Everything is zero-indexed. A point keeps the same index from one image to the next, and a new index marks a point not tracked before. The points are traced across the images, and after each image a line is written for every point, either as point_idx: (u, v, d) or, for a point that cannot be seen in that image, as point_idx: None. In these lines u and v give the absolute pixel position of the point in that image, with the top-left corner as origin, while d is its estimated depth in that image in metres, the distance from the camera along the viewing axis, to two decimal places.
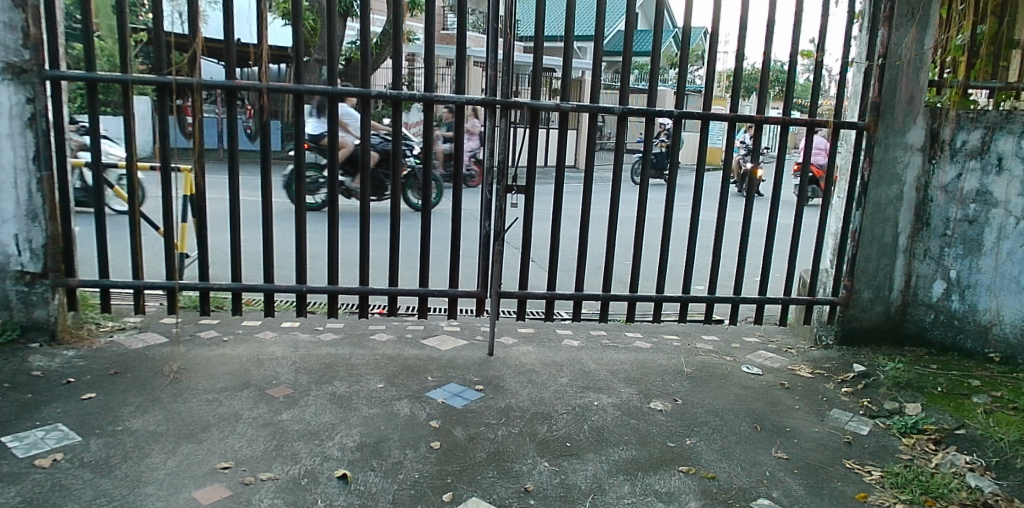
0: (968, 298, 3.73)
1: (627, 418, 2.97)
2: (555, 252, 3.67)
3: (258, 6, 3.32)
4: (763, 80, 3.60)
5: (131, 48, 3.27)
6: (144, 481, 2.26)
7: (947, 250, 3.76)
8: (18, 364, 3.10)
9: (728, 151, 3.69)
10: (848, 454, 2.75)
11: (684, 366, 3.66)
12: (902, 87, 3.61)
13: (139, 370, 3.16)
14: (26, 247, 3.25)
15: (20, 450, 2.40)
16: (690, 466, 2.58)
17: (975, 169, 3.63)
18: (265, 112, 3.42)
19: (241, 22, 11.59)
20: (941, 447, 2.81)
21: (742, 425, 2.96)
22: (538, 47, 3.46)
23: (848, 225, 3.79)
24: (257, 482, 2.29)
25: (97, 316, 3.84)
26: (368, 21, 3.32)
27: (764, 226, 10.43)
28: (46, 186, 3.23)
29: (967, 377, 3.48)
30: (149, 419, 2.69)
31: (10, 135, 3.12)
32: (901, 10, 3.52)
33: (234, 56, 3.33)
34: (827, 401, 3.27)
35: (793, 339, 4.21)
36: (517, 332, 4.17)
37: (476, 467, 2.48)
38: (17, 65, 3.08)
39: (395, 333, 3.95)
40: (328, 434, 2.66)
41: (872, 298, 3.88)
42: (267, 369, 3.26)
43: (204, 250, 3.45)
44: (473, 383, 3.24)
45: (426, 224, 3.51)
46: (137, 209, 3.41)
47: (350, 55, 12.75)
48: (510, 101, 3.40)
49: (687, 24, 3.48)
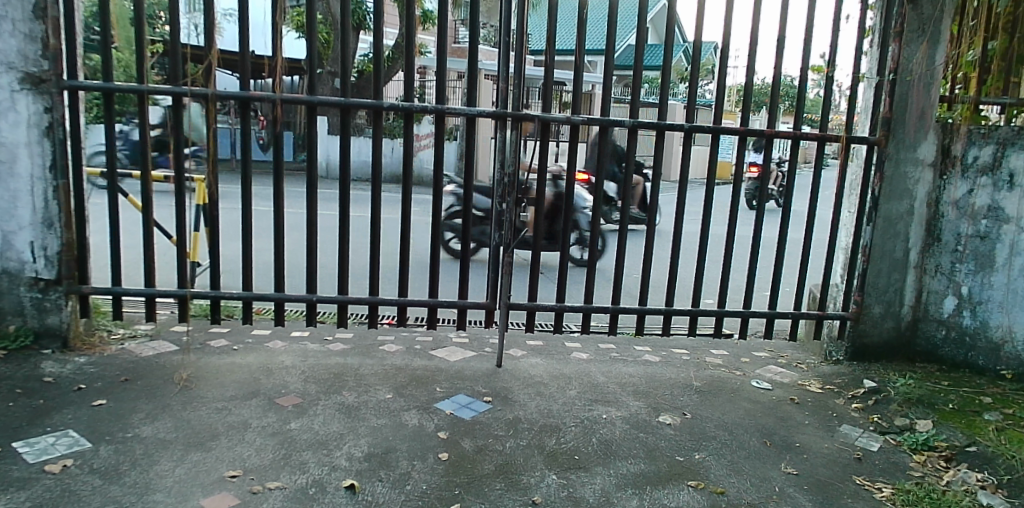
0: (980, 315, 3.68)
1: (636, 431, 2.95)
2: (565, 264, 3.62)
3: (273, 18, 3.36)
4: (774, 94, 3.58)
5: (148, 57, 3.31)
6: (152, 488, 2.27)
7: (958, 266, 3.73)
8: (30, 371, 3.12)
9: (740, 166, 3.67)
10: (858, 470, 2.73)
11: (694, 380, 3.65)
12: (914, 103, 3.61)
13: (150, 378, 3.18)
14: (41, 254, 3.29)
15: (31, 455, 2.42)
16: (699, 481, 2.56)
17: (986, 185, 3.59)
18: (278, 123, 3.43)
19: (256, 34, 11.82)
20: (953, 465, 2.79)
21: (753, 440, 2.94)
22: (550, 60, 3.45)
23: (859, 240, 3.78)
24: (265, 491, 2.30)
25: (109, 324, 3.86)
26: (381, 34, 3.34)
27: (774, 242, 10.39)
28: (62, 194, 3.26)
29: (979, 395, 3.45)
30: (159, 426, 2.70)
31: (28, 144, 3.18)
32: (911, 25, 3.53)
33: (249, 67, 3.36)
34: (837, 417, 3.25)
35: (804, 355, 4.19)
36: (527, 344, 4.16)
37: (482, 479, 2.47)
38: (36, 75, 3.12)
39: (404, 344, 3.95)
40: (336, 444, 2.66)
41: (883, 313, 3.87)
42: (276, 378, 3.27)
43: (217, 258, 3.46)
44: (482, 395, 3.24)
45: (434, 237, 3.52)
46: (150, 217, 3.41)
47: (363, 66, 13.04)
48: (521, 113, 3.43)
49: (698, 40, 3.50)
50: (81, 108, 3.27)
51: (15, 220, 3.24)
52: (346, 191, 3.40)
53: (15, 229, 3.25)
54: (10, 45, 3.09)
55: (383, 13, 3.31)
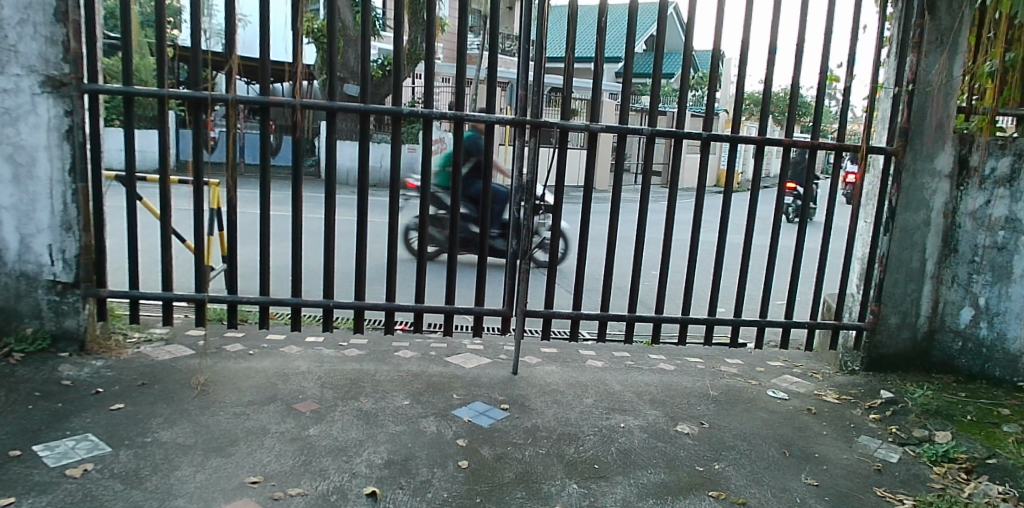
0: (997, 326, 3.67)
1: (654, 441, 2.94)
2: (581, 271, 3.60)
3: (294, 25, 3.37)
4: (793, 103, 3.56)
5: (168, 63, 3.31)
6: (173, 493, 2.26)
7: (974, 277, 3.71)
8: (48, 373, 3.12)
9: (758, 174, 3.60)
10: (879, 482, 2.71)
11: (710, 389, 3.63)
12: (932, 113, 3.61)
13: (167, 382, 3.17)
14: (59, 257, 3.29)
15: (51, 459, 2.41)
16: (721, 492, 2.55)
17: (1004, 196, 3.59)
18: (298, 129, 3.42)
19: (273, 39, 11.91)
20: (974, 477, 2.77)
21: (772, 450, 2.93)
22: (568, 68, 3.44)
23: (875, 250, 3.77)
24: (287, 498, 2.29)
25: (125, 328, 3.87)
26: (399, 38, 3.32)
27: (791, 251, 10.31)
28: (81, 197, 3.27)
29: (997, 406, 3.43)
30: (178, 431, 2.69)
31: (47, 147, 3.19)
32: (930, 36, 3.54)
33: (269, 74, 3.36)
34: (855, 428, 3.23)
35: (818, 365, 4.19)
36: (541, 351, 4.15)
37: (504, 487, 2.46)
38: (57, 78, 3.14)
39: (418, 350, 3.94)
40: (355, 451, 2.65)
41: (899, 324, 3.86)
42: (293, 383, 3.26)
43: (234, 263, 3.44)
44: (499, 402, 3.23)
45: (452, 243, 3.50)
46: (169, 221, 3.40)
47: (376, 72, 13.11)
48: (540, 121, 3.44)
49: (717, 47, 3.50)
50: (100, 112, 3.28)
51: (33, 222, 3.24)
52: (363, 197, 3.39)
53: (33, 231, 3.25)
54: (31, 48, 3.09)
55: (401, 19, 3.30)
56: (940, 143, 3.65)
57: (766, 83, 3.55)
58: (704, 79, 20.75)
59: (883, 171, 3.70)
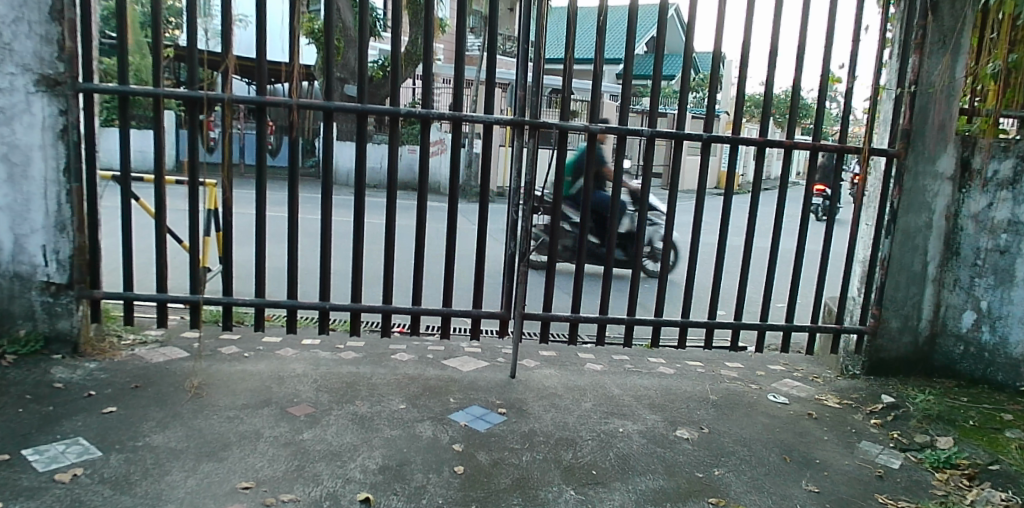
0: (999, 330, 3.63)
1: (653, 446, 2.91)
2: (579, 273, 3.56)
3: (291, 25, 3.33)
4: (795, 104, 3.53)
5: (164, 62, 3.27)
6: (163, 499, 2.22)
7: (977, 281, 3.67)
8: (40, 376, 3.09)
9: (759, 176, 3.56)
10: (881, 489, 2.67)
11: (709, 393, 3.60)
12: (934, 115, 3.57)
13: (161, 385, 3.14)
14: (53, 258, 3.25)
15: (40, 464, 2.38)
16: (720, 498, 2.52)
17: (1007, 199, 3.55)
18: (295, 129, 3.38)
19: (273, 39, 11.87)
20: (976, 484, 2.73)
21: (772, 456, 2.90)
22: (568, 68, 3.40)
23: (877, 253, 3.74)
24: (279, 504, 2.25)
25: (120, 329, 3.83)
26: (398, 38, 3.29)
27: (792, 254, 10.28)
28: (76, 197, 3.24)
29: (1000, 411, 3.40)
30: (170, 435, 2.66)
31: (42, 147, 3.15)
32: (932, 37, 3.50)
33: (265, 75, 3.31)
34: (856, 433, 3.20)
35: (819, 369, 4.15)
36: (540, 355, 4.12)
37: (500, 493, 2.43)
38: (51, 77, 3.10)
39: (416, 353, 3.91)
40: (350, 455, 2.62)
41: (901, 327, 3.82)
42: (288, 387, 3.23)
43: (229, 264, 3.41)
44: (496, 406, 3.19)
45: (450, 245, 3.46)
46: (164, 221, 3.36)
47: (376, 73, 13.08)
48: (539, 122, 3.40)
49: (718, 48, 3.46)
50: (95, 112, 3.25)
51: (27, 222, 3.21)
52: (359, 198, 3.35)
53: (27, 231, 3.22)
54: (26, 47, 3.06)
55: (399, 20, 3.26)
56: (943, 144, 3.61)
57: (767, 85, 3.51)
58: (706, 80, 20.71)
59: (886, 173, 3.66)
